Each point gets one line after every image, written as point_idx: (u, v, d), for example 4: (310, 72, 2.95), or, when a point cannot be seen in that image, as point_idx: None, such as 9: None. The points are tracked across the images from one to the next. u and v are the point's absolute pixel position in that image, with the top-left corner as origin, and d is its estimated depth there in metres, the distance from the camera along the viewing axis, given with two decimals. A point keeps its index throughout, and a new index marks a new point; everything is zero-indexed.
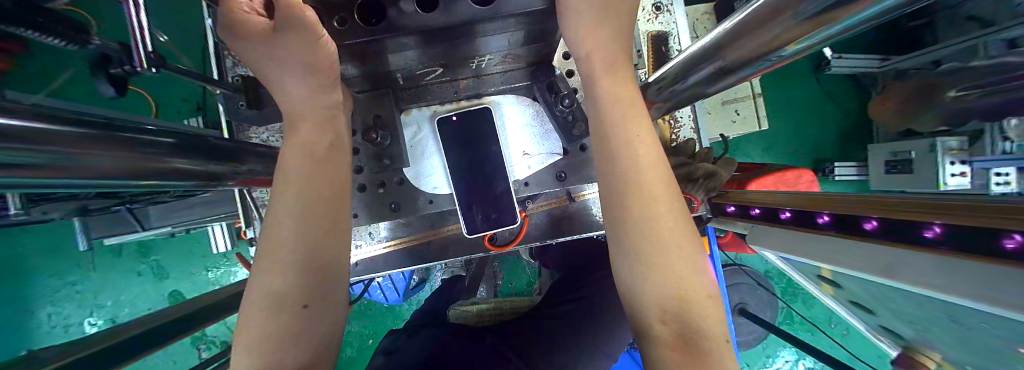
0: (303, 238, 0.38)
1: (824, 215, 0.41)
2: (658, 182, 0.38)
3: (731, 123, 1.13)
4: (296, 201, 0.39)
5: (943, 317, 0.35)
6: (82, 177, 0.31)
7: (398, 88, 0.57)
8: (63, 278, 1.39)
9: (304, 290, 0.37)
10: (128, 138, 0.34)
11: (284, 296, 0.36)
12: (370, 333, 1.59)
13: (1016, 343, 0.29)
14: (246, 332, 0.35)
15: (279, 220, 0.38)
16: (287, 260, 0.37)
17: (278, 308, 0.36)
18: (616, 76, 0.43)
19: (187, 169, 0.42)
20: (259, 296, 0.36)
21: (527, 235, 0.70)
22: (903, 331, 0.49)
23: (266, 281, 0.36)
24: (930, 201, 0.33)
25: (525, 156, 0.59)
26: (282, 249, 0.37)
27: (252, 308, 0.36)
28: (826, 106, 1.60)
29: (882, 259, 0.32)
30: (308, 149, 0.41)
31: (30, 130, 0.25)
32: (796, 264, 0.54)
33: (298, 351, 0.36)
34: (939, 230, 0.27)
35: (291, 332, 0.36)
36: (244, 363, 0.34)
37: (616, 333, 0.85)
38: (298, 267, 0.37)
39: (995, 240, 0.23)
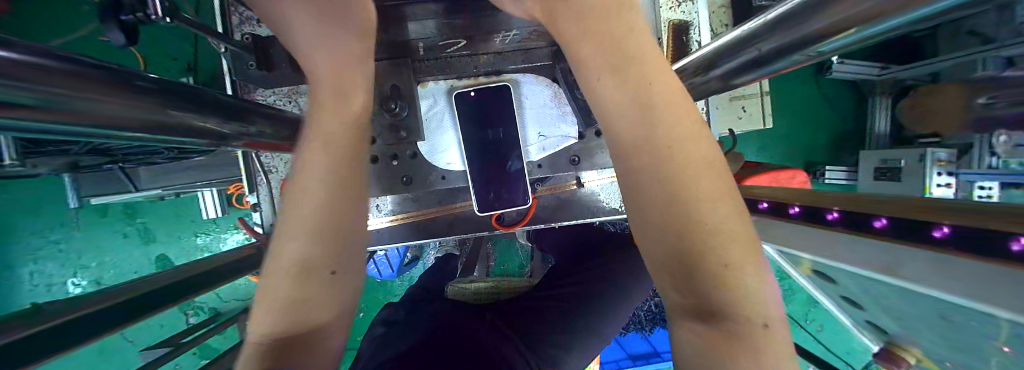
0: (320, 206, 0.37)
1: (833, 212, 0.43)
2: (679, 157, 0.35)
3: (738, 119, 1.14)
4: (313, 169, 0.38)
5: (934, 315, 0.38)
6: (85, 125, 0.29)
7: (417, 58, 0.55)
8: (45, 237, 1.35)
9: (322, 259, 0.37)
10: (134, 87, 0.32)
11: (307, 260, 0.36)
12: (362, 306, 1.63)
13: (998, 339, 0.32)
14: (267, 295, 0.35)
15: (300, 185, 0.38)
16: (308, 224, 0.36)
17: (297, 274, 0.36)
18: (640, 53, 0.38)
19: (192, 124, 0.40)
20: (279, 261, 0.36)
21: (534, 217, 0.71)
22: (888, 325, 0.53)
23: (286, 246, 0.36)
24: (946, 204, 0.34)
25: (541, 137, 0.59)
26: (298, 216, 0.37)
27: (275, 270, 0.36)
28: (827, 109, 1.63)
29: (883, 257, 0.34)
30: (330, 112, 0.40)
31: (37, 69, 0.23)
32: (792, 258, 0.56)
33: (319, 318, 0.36)
34: (948, 230, 0.29)
35: (311, 296, 0.36)
36: (268, 320, 0.34)
37: (610, 318, 0.88)
38: (314, 233, 0.36)
39: (1001, 244, 0.24)
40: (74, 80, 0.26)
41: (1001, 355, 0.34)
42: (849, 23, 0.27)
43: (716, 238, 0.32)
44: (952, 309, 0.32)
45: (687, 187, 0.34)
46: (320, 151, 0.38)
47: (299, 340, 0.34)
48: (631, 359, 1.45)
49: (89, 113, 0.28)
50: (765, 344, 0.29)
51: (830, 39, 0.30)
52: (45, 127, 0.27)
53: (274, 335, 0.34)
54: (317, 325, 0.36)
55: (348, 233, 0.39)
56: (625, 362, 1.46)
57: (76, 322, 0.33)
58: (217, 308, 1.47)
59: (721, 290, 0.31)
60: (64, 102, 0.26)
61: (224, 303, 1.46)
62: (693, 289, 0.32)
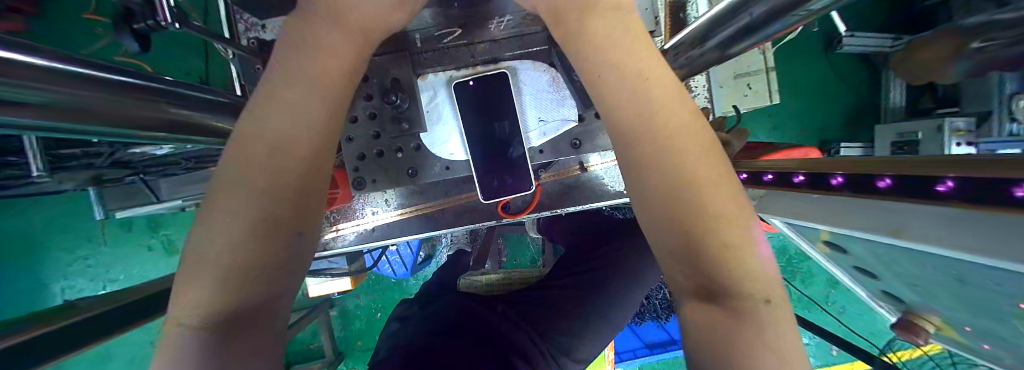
0: (284, 168, 0.34)
1: (836, 177, 0.42)
2: (668, 124, 0.36)
3: (744, 96, 1.11)
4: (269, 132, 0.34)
5: (950, 277, 0.37)
6: (93, 123, 0.30)
7: (416, 51, 0.55)
8: (74, 253, 1.42)
9: (285, 225, 0.33)
10: (139, 86, 0.34)
11: (274, 223, 0.32)
12: (379, 306, 1.68)
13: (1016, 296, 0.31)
14: (194, 272, 0.29)
15: (247, 147, 0.33)
16: (254, 186, 0.32)
17: (236, 245, 0.30)
18: (631, 38, 0.39)
19: (193, 123, 0.42)
20: (207, 234, 0.30)
21: (539, 205, 0.71)
22: (904, 293, 0.52)
23: (220, 216, 0.31)
24: (959, 157, 0.33)
25: (541, 122, 0.58)
26: (241, 182, 0.32)
27: (213, 240, 0.30)
28: (838, 84, 1.58)
29: (897, 217, 0.33)
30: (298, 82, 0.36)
31: (45, 70, 0.24)
32: (802, 230, 0.56)
33: (269, 289, 0.32)
34: (950, 184, 0.28)
35: (258, 270, 0.31)
36: (202, 295, 0.29)
37: (621, 304, 0.88)
38: (272, 197, 0.32)
39: (1005, 191, 0.24)
40: (78, 80, 0.27)
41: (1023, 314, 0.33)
42: None
43: (714, 217, 0.32)
44: (970, 270, 0.32)
45: (675, 163, 0.35)
46: (279, 117, 0.34)
47: (245, 318, 0.30)
48: (648, 348, 1.45)
49: (98, 112, 0.30)
50: (764, 319, 0.29)
51: None
52: (54, 125, 0.29)
53: (206, 317, 0.28)
54: (270, 296, 0.32)
55: (310, 195, 0.36)
56: (642, 351, 1.45)
57: (93, 320, 0.34)
58: None
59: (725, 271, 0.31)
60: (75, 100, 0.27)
61: None
62: (699, 268, 0.32)
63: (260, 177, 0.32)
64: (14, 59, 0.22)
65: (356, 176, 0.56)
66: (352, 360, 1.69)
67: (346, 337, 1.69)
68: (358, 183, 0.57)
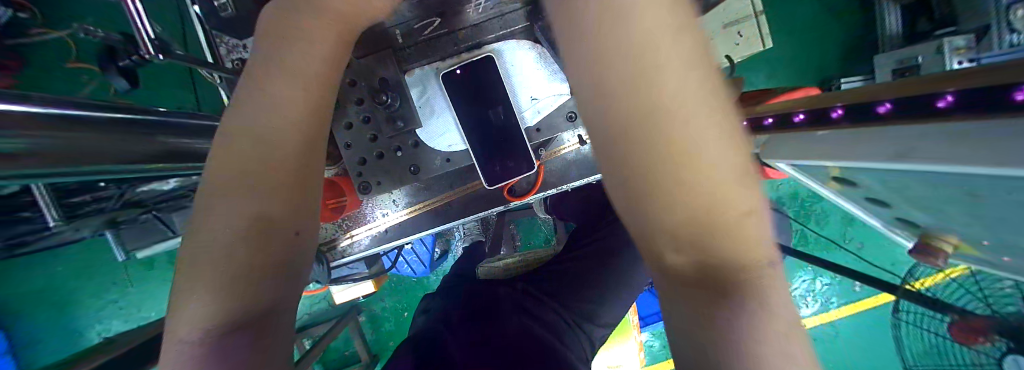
0: (283, 164, 0.32)
1: (837, 110, 0.44)
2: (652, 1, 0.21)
3: (736, 45, 1.08)
4: (260, 124, 0.32)
5: (959, 194, 0.38)
6: (98, 163, 0.31)
7: (399, 48, 0.55)
8: (103, 298, 1.47)
9: (274, 220, 0.30)
10: (128, 123, 0.34)
11: (272, 219, 0.30)
12: (404, 306, 1.73)
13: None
14: (194, 273, 0.27)
15: (240, 141, 0.31)
16: (253, 180, 0.30)
17: (238, 242, 0.28)
18: None
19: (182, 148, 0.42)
20: (206, 230, 0.28)
21: (545, 183, 0.72)
22: (919, 217, 0.53)
23: (219, 213, 0.29)
24: (966, 71, 0.33)
25: (534, 100, 0.58)
26: (240, 178, 0.30)
27: (213, 236, 0.28)
28: (832, 19, 1.52)
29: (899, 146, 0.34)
30: (289, 75, 0.34)
31: (43, 116, 0.25)
32: (809, 169, 0.56)
33: (272, 290, 0.30)
34: (952, 98, 0.30)
35: (263, 271, 0.29)
36: (205, 298, 0.27)
37: (638, 266, 0.90)
38: (275, 191, 0.31)
39: (1006, 95, 0.25)
40: (77, 127, 0.28)
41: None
42: None
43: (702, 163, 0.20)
44: (982, 183, 0.33)
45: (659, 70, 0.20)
46: (270, 109, 0.32)
47: (256, 323, 0.28)
48: None
49: (98, 152, 0.31)
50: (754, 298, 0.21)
51: None
52: (74, 172, 0.31)
53: (216, 322, 0.27)
54: (274, 300, 0.30)
55: (311, 189, 0.35)
56: None
57: None
58: None
59: (737, 254, 0.20)
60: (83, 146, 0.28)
61: None
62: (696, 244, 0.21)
63: (251, 169, 0.30)
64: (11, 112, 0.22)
65: (360, 181, 0.57)
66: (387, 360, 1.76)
67: (378, 339, 1.75)
68: (364, 187, 0.57)
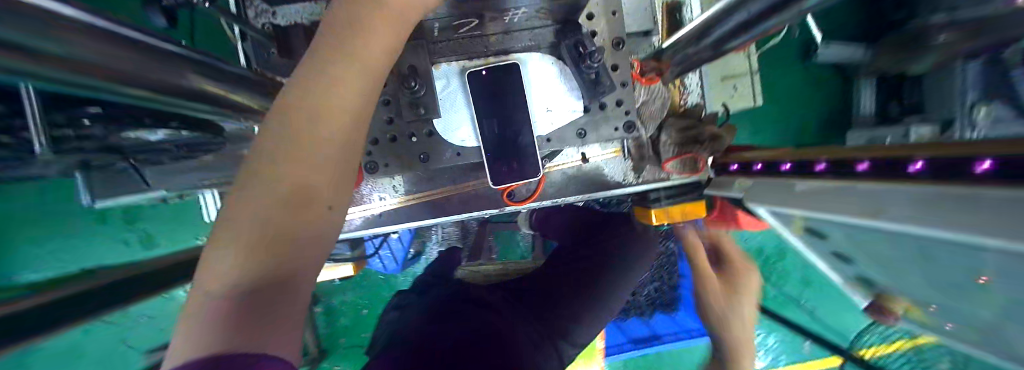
0: (326, 141, 0.34)
1: (823, 163, 0.50)
2: None
3: (730, 98, 1.17)
4: (313, 102, 0.34)
5: (914, 255, 0.43)
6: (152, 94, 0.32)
7: (431, 40, 0.57)
8: (43, 245, 1.34)
9: (310, 198, 0.33)
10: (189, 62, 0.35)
11: (309, 193, 0.33)
12: (366, 303, 1.66)
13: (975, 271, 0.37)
14: (230, 230, 0.31)
15: (292, 115, 0.33)
16: (300, 155, 0.33)
17: (273, 210, 0.31)
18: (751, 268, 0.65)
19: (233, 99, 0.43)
20: (248, 193, 0.31)
21: (542, 194, 0.74)
22: (876, 276, 0.58)
23: (263, 179, 0.32)
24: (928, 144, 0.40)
25: (548, 112, 0.61)
26: (286, 151, 0.33)
27: (255, 201, 0.31)
28: (812, 94, 1.68)
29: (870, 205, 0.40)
30: (340, 54, 0.36)
31: (119, 39, 0.25)
32: (787, 219, 0.61)
33: (293, 259, 0.32)
34: (921, 165, 0.37)
35: (289, 239, 0.32)
36: (236, 257, 0.30)
37: (616, 289, 0.93)
38: (315, 168, 0.34)
39: (967, 167, 0.32)
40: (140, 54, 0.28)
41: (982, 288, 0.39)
42: None
43: None
44: (935, 245, 0.37)
45: None
46: (323, 88, 0.34)
47: (272, 287, 0.31)
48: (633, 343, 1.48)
49: None
50: None
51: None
52: (115, 94, 0.30)
53: (238, 280, 0.29)
54: (294, 268, 0.33)
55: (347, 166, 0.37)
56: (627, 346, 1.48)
57: None
58: None
59: None
60: (148, 74, 0.29)
61: None
62: None
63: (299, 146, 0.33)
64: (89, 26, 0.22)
65: (369, 160, 0.58)
66: (336, 359, 1.67)
67: (332, 335, 1.67)
68: (371, 166, 0.58)
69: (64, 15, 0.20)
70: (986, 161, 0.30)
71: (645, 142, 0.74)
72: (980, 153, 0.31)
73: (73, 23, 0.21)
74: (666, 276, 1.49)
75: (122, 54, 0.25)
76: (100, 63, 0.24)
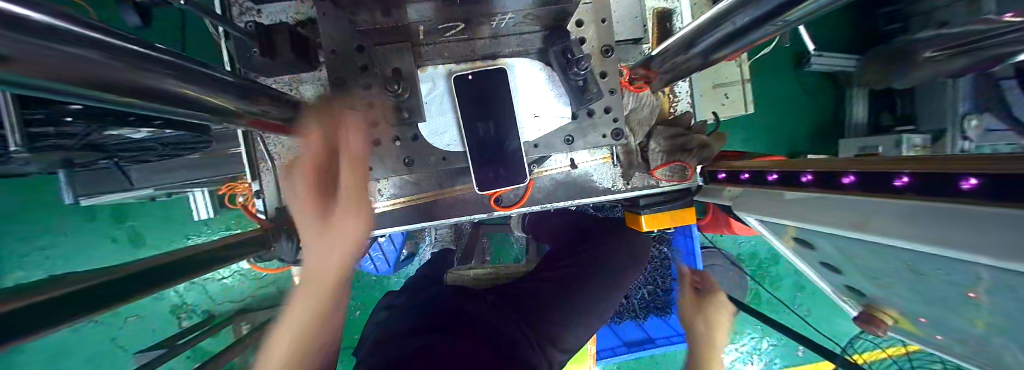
0: (323, 281, 0.47)
1: (807, 175, 0.47)
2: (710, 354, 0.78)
3: (721, 106, 1.17)
4: (314, 257, 0.47)
5: (900, 268, 0.43)
6: (165, 108, 0.31)
7: (417, 43, 0.55)
8: (27, 242, 1.32)
9: (315, 329, 0.46)
10: (207, 78, 0.34)
11: (310, 327, 0.46)
12: (358, 304, 1.65)
13: (964, 287, 0.37)
14: (269, 359, 0.45)
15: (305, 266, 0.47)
16: (304, 301, 0.46)
17: (291, 342, 0.45)
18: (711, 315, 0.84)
19: (246, 113, 0.42)
20: (281, 329, 0.46)
21: (532, 199, 0.74)
22: (864, 287, 0.57)
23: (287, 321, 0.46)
24: (905, 158, 0.39)
25: (536, 118, 0.61)
26: (301, 298, 0.47)
27: (284, 334, 0.46)
28: (807, 102, 1.68)
29: (858, 216, 0.42)
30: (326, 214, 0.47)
31: (132, 55, 0.25)
32: (775, 227, 0.60)
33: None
34: (906, 179, 0.34)
35: (305, 359, 0.45)
36: None
37: (606, 296, 0.92)
38: (316, 302, 0.47)
39: (954, 183, 0.30)
40: (162, 70, 0.28)
41: (969, 302, 0.38)
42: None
43: None
44: (924, 260, 0.37)
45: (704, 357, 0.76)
46: (317, 243, 0.47)
47: None
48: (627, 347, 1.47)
49: None
50: None
51: (799, 7, 0.32)
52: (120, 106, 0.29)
53: None
54: None
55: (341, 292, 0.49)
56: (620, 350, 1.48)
57: None
58: (210, 310, 1.63)
59: None
60: (142, 83, 0.26)
61: (217, 305, 1.63)
62: None
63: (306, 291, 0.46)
64: (100, 43, 0.22)
65: None
66: None
67: None
68: None
69: (57, 26, 0.18)
70: (971, 178, 0.28)
71: (634, 149, 0.72)
72: (962, 170, 0.29)
73: (65, 33, 0.19)
74: (659, 281, 1.49)
75: (115, 64, 0.23)
76: (90, 75, 0.22)
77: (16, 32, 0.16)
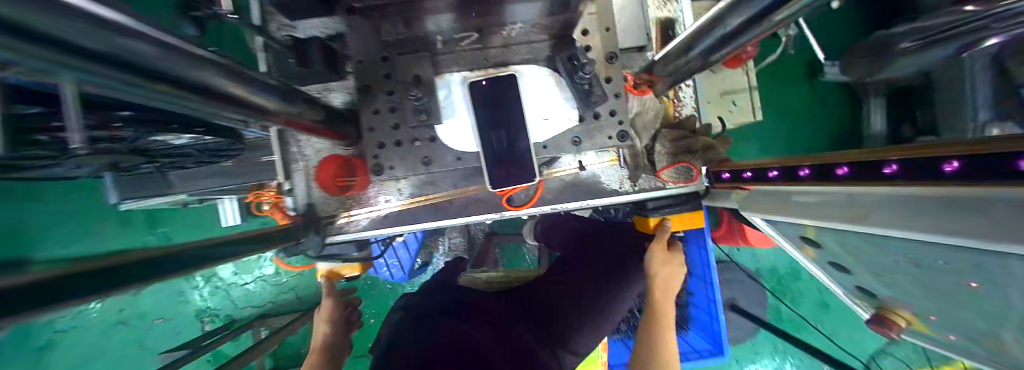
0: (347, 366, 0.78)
1: (805, 169, 0.53)
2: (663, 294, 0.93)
3: (729, 113, 1.19)
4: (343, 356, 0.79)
5: (903, 262, 0.44)
6: (216, 104, 0.35)
7: (436, 52, 0.60)
8: None
9: None
10: (253, 79, 0.39)
11: None
12: (372, 312, 1.67)
13: (966, 276, 0.37)
14: None
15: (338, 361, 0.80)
16: None
17: None
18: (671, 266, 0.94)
19: (284, 113, 0.47)
20: None
21: (542, 199, 0.76)
22: (875, 287, 0.56)
23: None
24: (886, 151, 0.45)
25: (546, 121, 0.64)
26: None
27: None
28: (821, 111, 1.67)
29: (854, 210, 0.43)
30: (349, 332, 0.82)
31: (195, 54, 0.29)
32: (781, 227, 0.60)
33: None
34: (894, 167, 0.40)
35: None
36: None
37: (616, 301, 0.92)
38: None
39: (939, 167, 0.35)
40: (218, 70, 0.32)
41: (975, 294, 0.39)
42: None
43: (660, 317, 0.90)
44: (926, 251, 0.38)
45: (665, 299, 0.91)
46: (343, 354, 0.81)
47: None
48: None
49: None
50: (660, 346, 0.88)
51: (783, 8, 0.35)
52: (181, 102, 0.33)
53: None
54: None
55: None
56: None
57: None
58: (232, 314, 1.76)
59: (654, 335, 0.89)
60: (195, 79, 0.30)
61: (239, 310, 1.76)
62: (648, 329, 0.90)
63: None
64: (169, 43, 0.26)
65: (375, 163, 0.61)
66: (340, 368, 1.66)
67: None
68: (376, 168, 0.62)
69: (125, 25, 0.21)
70: (955, 161, 0.34)
71: (639, 151, 0.77)
72: (1013, 150, 0.29)
73: (133, 32, 0.22)
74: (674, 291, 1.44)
75: (174, 59, 0.27)
76: (151, 70, 0.25)
77: (102, 28, 0.19)
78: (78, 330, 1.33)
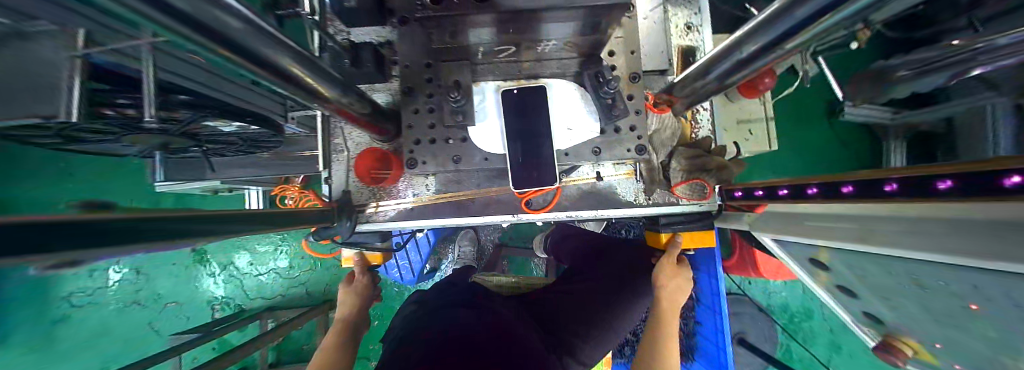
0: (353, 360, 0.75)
1: (782, 189, 0.57)
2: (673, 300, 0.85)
3: (745, 140, 1.21)
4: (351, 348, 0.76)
5: (910, 286, 0.45)
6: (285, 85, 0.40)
7: (474, 62, 0.67)
8: None
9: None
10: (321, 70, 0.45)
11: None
12: (377, 314, 1.69)
13: (966, 298, 0.38)
14: None
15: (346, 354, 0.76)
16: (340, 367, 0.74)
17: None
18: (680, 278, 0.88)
19: (339, 102, 0.53)
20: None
21: (559, 205, 0.79)
22: (883, 314, 0.57)
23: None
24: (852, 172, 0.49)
25: (569, 130, 0.68)
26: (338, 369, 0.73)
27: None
28: (839, 147, 1.67)
29: (858, 231, 0.45)
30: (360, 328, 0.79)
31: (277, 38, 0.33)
32: (791, 249, 0.62)
33: None
34: (850, 187, 0.44)
35: None
36: None
37: (623, 315, 0.92)
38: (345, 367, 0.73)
39: (881, 187, 0.40)
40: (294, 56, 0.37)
41: (975, 318, 0.40)
42: (795, 31, 0.38)
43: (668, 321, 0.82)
44: (930, 271, 0.39)
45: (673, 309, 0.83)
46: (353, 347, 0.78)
47: None
48: None
49: None
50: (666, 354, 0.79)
51: (794, 37, 0.40)
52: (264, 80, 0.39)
53: None
54: None
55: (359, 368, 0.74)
56: None
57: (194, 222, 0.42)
58: (242, 304, 1.80)
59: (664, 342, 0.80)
60: (271, 58, 0.35)
61: (249, 300, 1.80)
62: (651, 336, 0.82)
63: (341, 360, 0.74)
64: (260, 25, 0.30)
65: (410, 157, 0.67)
66: None
67: None
68: (411, 162, 0.67)
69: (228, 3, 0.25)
70: (891, 182, 0.38)
71: (655, 166, 0.81)
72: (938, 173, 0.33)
73: (236, 12, 0.26)
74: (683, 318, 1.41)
75: (258, 38, 0.31)
76: (239, 46, 0.30)
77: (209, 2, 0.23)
78: (94, 306, 1.49)
